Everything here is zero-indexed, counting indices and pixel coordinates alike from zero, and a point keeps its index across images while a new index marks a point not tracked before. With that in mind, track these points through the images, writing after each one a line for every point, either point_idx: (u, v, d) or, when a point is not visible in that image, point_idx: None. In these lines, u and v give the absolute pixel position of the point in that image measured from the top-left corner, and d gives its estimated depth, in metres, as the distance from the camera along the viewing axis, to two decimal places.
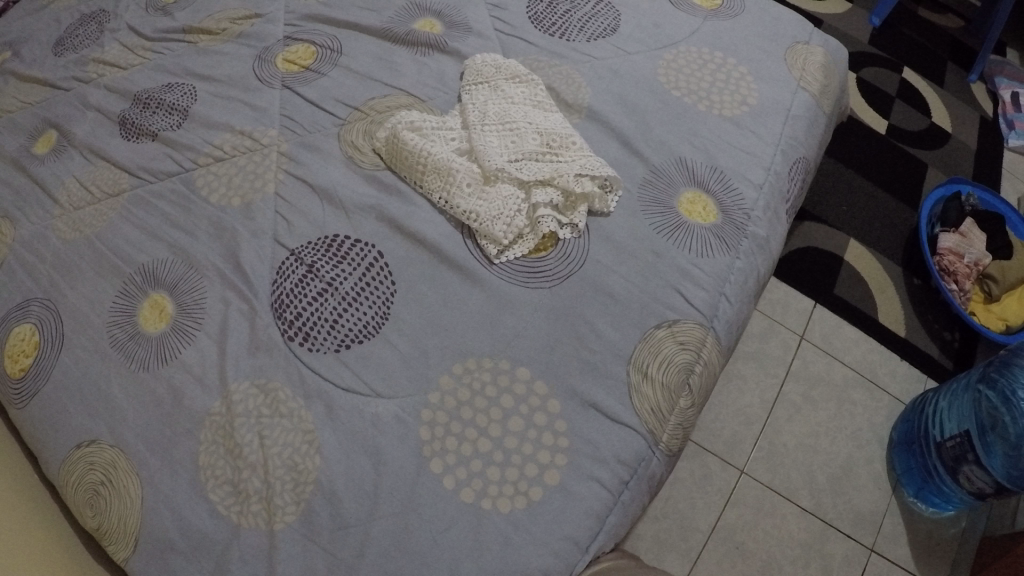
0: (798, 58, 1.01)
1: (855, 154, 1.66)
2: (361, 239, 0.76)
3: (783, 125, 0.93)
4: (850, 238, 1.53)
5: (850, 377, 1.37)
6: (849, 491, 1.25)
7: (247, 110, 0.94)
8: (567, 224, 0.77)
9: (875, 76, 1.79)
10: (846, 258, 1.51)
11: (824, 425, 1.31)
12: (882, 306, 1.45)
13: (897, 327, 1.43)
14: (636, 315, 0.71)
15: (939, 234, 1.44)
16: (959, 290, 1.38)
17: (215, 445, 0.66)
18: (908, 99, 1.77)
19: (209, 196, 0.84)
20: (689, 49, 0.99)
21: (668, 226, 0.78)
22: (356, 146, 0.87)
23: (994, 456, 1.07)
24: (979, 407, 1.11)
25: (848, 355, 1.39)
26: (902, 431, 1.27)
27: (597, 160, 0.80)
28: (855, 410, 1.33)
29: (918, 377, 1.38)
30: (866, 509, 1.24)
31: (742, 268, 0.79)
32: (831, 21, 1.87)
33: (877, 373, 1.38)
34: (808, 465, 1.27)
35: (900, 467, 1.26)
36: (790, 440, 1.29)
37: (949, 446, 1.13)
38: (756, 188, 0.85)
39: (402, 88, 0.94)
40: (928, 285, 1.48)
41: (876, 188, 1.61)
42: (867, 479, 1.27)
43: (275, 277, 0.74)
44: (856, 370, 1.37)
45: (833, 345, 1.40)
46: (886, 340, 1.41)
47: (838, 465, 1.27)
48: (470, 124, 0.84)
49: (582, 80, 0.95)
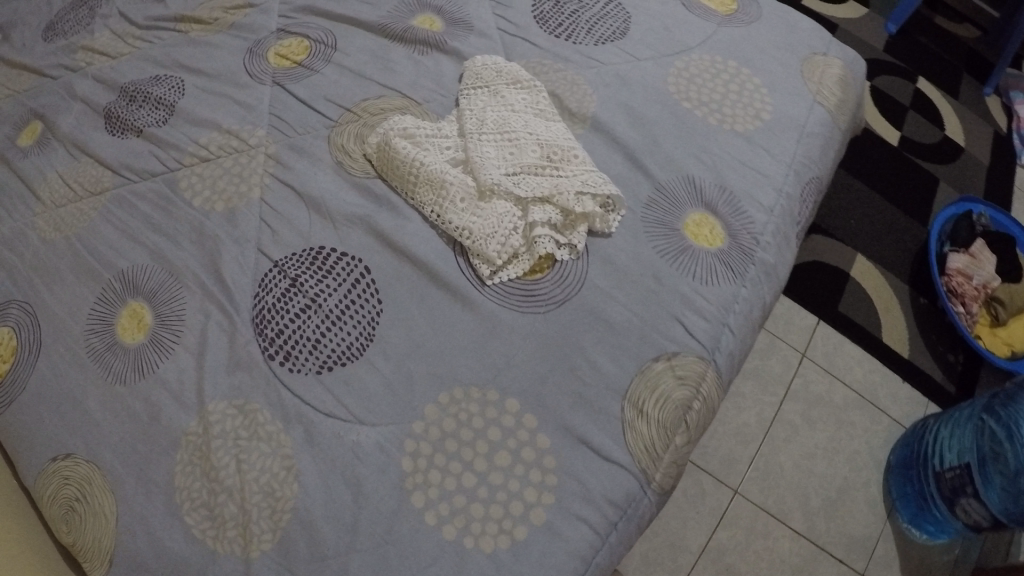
0: (815, 71, 0.96)
1: (867, 166, 1.61)
2: (349, 253, 0.73)
3: (797, 143, 0.89)
4: (857, 254, 1.49)
5: (850, 398, 1.34)
6: (843, 514, 1.23)
7: (237, 107, 0.90)
8: (566, 245, 0.73)
9: (891, 84, 1.73)
10: (852, 274, 1.47)
11: (821, 446, 1.29)
12: (887, 326, 1.42)
13: (901, 348, 1.40)
14: (633, 345, 0.67)
15: (948, 253, 1.41)
16: (965, 312, 1.35)
17: (191, 466, 0.64)
18: (925, 110, 1.71)
19: (192, 199, 0.81)
20: (701, 57, 0.94)
21: (671, 249, 0.75)
22: (347, 150, 0.83)
23: (992, 491, 1.04)
24: (982, 438, 1.07)
25: (850, 375, 1.36)
26: (901, 455, 1.24)
27: (600, 176, 0.77)
28: (853, 431, 1.31)
29: (920, 400, 1.35)
30: (860, 533, 1.22)
31: (747, 297, 0.75)
32: (847, 25, 1.80)
33: (878, 394, 1.35)
34: (803, 487, 1.25)
35: (896, 491, 1.23)
36: (786, 460, 1.26)
37: (948, 476, 1.11)
38: (765, 211, 0.81)
39: (398, 89, 0.90)
40: (935, 305, 1.45)
41: (887, 202, 1.56)
42: (861, 503, 1.25)
43: (258, 290, 0.71)
44: (857, 390, 1.35)
45: (834, 364, 1.37)
46: (890, 361, 1.38)
47: (833, 487, 1.25)
48: (467, 133, 0.80)
49: (587, 88, 0.91)
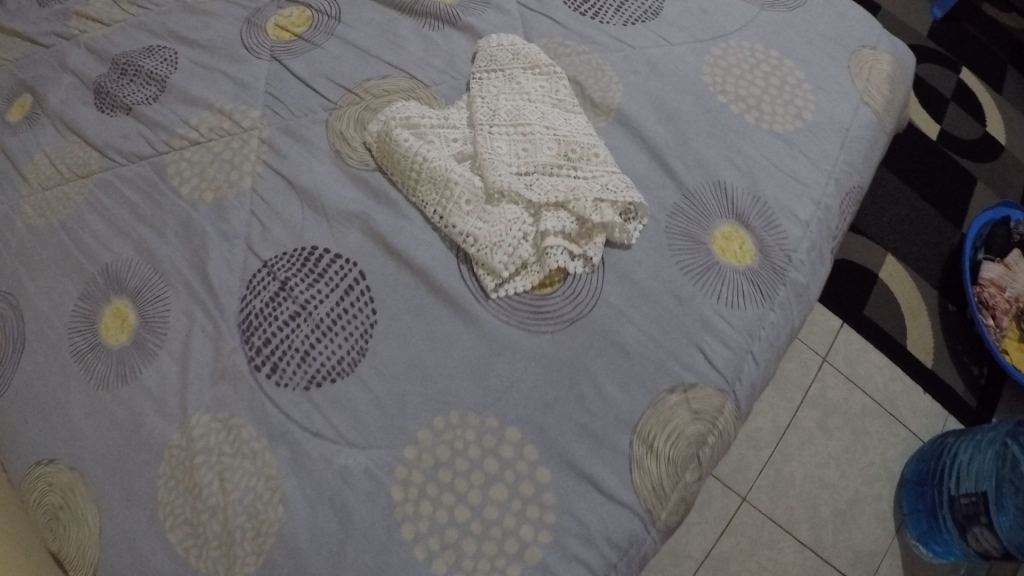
0: (864, 65, 0.85)
1: (909, 162, 1.48)
2: (342, 255, 0.67)
3: (841, 148, 0.79)
4: (888, 254, 1.39)
5: (872, 411, 1.27)
6: (852, 529, 1.19)
7: (231, 85, 0.83)
8: (579, 256, 0.66)
9: (934, 73, 1.58)
10: (883, 279, 1.37)
11: (836, 460, 1.23)
12: (913, 334, 1.33)
13: (925, 358, 1.32)
14: (647, 375, 0.62)
15: (982, 261, 1.31)
16: (995, 326, 1.26)
17: (174, 480, 0.61)
18: (973, 105, 1.56)
19: (180, 187, 0.75)
20: (741, 43, 0.84)
21: (697, 266, 0.67)
22: (345, 137, 0.76)
23: (1010, 522, 0.99)
24: (1002, 468, 1.01)
25: (873, 388, 1.28)
26: (914, 470, 1.19)
27: (621, 179, 0.69)
28: (869, 443, 1.25)
29: (942, 415, 1.28)
30: (866, 547, 1.18)
31: (775, 322, 0.68)
32: (889, 7, 1.64)
33: (902, 409, 1.28)
34: (812, 498, 1.20)
35: (906, 506, 1.19)
36: (798, 471, 1.22)
37: (963, 501, 1.07)
38: (803, 224, 0.73)
39: (403, 69, 0.82)
40: (964, 314, 1.36)
41: (930, 203, 1.45)
42: (872, 520, 1.20)
43: (245, 293, 0.66)
44: (879, 403, 1.28)
45: (857, 374, 1.30)
46: (917, 376, 1.30)
47: (844, 500, 1.21)
48: (476, 123, 0.73)
49: (612, 75, 0.82)
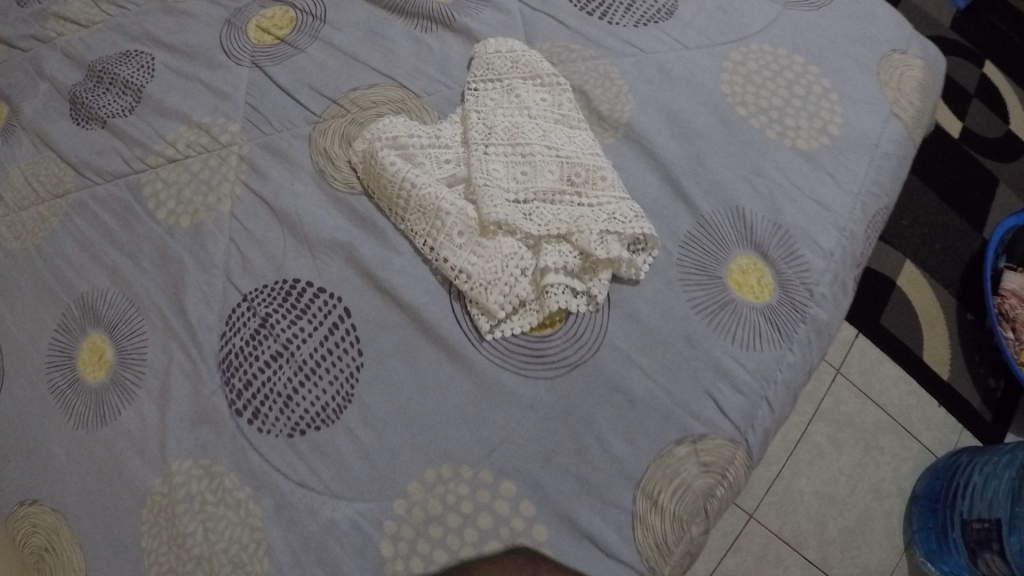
0: (895, 71, 0.78)
1: (932, 162, 1.39)
2: (326, 290, 0.63)
3: (869, 167, 0.72)
4: (907, 259, 1.31)
5: (885, 426, 1.22)
6: (862, 548, 1.15)
7: (210, 96, 0.77)
8: (583, 294, 0.61)
9: (957, 67, 1.48)
10: (903, 290, 1.30)
11: (846, 476, 1.18)
12: (931, 347, 1.26)
13: (941, 369, 1.25)
14: (653, 425, 0.58)
15: (1005, 270, 1.24)
16: (1015, 339, 1.20)
17: (157, 528, 0.58)
18: (1001, 102, 1.46)
19: (157, 210, 0.71)
20: (762, 47, 0.77)
21: (709, 304, 0.62)
22: (330, 156, 0.71)
23: (1020, 549, 0.91)
24: (1014, 493, 0.93)
25: (889, 403, 1.23)
26: (928, 487, 1.13)
27: (630, 208, 0.63)
28: (881, 458, 1.20)
29: (956, 429, 1.22)
30: (873, 565, 1.14)
31: (792, 364, 0.63)
32: None
33: (919, 425, 1.22)
34: (822, 514, 1.16)
35: (917, 523, 1.14)
36: (807, 487, 1.18)
37: (975, 526, 1.00)
38: (826, 254, 0.67)
39: (394, 77, 0.75)
40: (982, 324, 1.28)
41: (952, 206, 1.36)
42: (884, 540, 1.16)
43: (225, 330, 0.63)
44: (894, 418, 1.22)
45: (872, 387, 1.24)
46: (938, 391, 1.24)
47: (853, 517, 1.16)
48: (471, 142, 0.67)
49: (621, 85, 0.75)
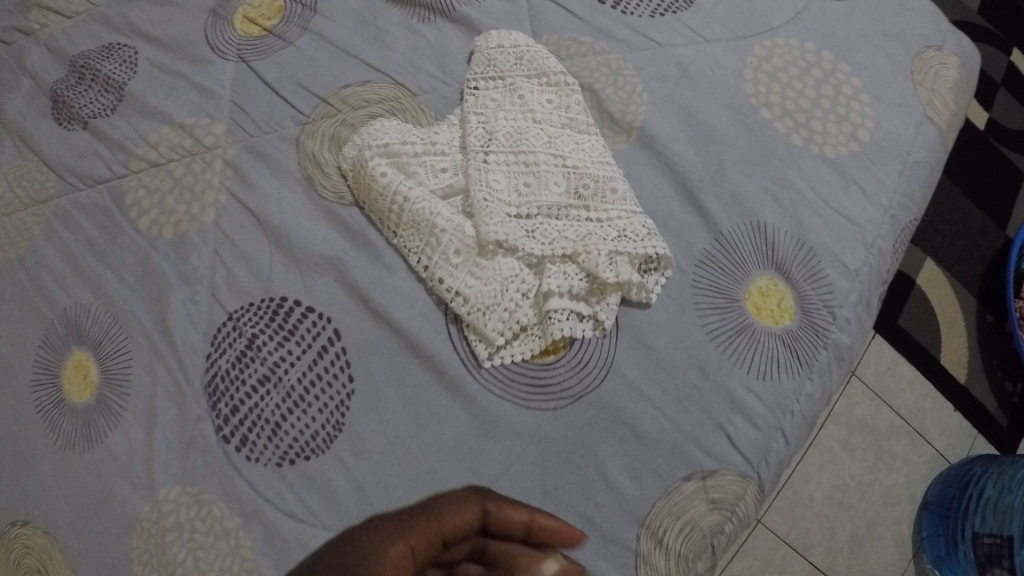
0: (932, 71, 0.71)
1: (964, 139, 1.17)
2: (315, 309, 0.59)
3: (900, 177, 0.67)
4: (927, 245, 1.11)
5: (899, 430, 1.04)
6: (871, 555, 0.99)
7: (193, 93, 0.72)
8: (589, 318, 0.57)
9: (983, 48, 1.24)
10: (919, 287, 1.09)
11: (857, 481, 1.01)
12: (948, 351, 1.07)
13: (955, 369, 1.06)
14: (661, 461, 0.55)
15: None
16: None
17: (146, 555, 0.57)
18: None
19: (137, 218, 0.67)
20: (789, 41, 0.70)
21: (725, 330, 0.58)
22: (319, 162, 0.65)
23: None
24: None
25: (905, 406, 1.04)
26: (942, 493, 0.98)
27: (642, 224, 0.59)
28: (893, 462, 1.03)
29: (967, 433, 1.04)
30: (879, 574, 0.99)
31: (811, 394, 0.59)
32: None
33: (933, 430, 1.04)
34: (830, 520, 1.00)
35: (925, 529, 0.99)
36: (816, 492, 1.01)
37: (986, 541, 0.89)
38: (851, 275, 0.62)
39: (386, 72, 0.69)
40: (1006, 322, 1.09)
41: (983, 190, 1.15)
42: (893, 549, 1.00)
43: (210, 351, 0.60)
44: (907, 422, 1.04)
45: (884, 388, 1.05)
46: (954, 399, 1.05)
47: (863, 523, 1.00)
48: (469, 148, 0.62)
49: (635, 83, 0.69)
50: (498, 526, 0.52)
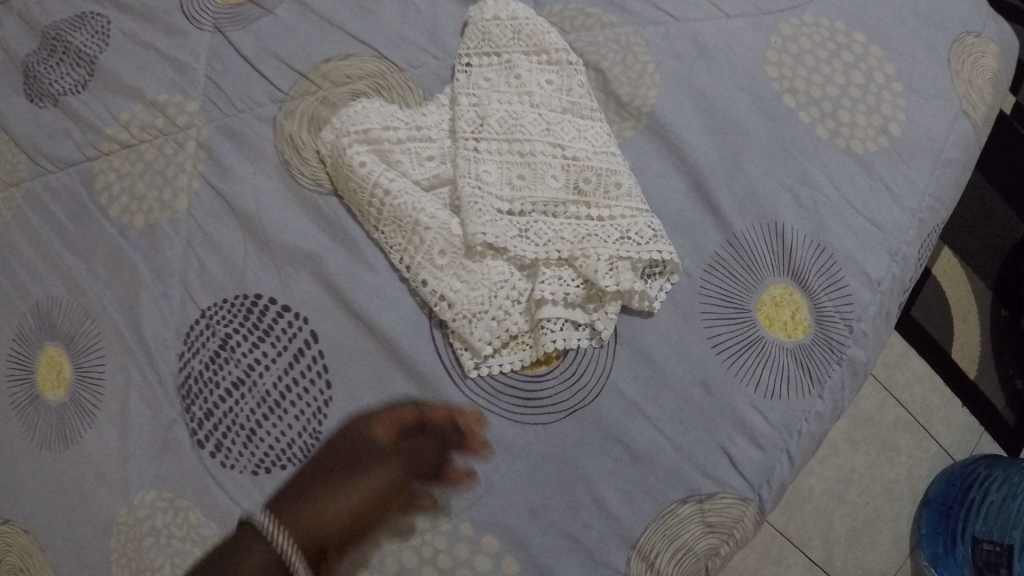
0: (973, 58, 0.64)
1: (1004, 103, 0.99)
2: (291, 309, 0.56)
3: (930, 177, 0.60)
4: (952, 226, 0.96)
5: (905, 425, 0.90)
6: (867, 550, 0.87)
7: (165, 68, 0.67)
8: (585, 327, 0.53)
9: None
10: (937, 273, 0.95)
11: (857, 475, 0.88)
12: (958, 343, 0.93)
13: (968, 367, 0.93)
14: (656, 482, 0.51)
15: None
16: None
17: (124, 558, 0.55)
18: None
19: (108, 206, 0.63)
20: (818, 19, 0.63)
21: (733, 342, 0.53)
22: (297, 145, 0.60)
23: None
24: None
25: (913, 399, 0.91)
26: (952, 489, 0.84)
27: (648, 224, 0.53)
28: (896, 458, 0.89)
29: (975, 431, 0.91)
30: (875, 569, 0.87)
31: (820, 413, 0.55)
32: None
33: (939, 425, 0.91)
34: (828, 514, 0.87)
35: (923, 526, 0.86)
36: (816, 484, 0.87)
37: (985, 548, 0.76)
38: (873, 285, 0.57)
39: (371, 43, 0.62)
40: None
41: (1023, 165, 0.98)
42: (888, 545, 0.87)
43: (183, 350, 0.57)
44: (914, 417, 0.91)
45: (890, 376, 0.91)
46: (961, 394, 0.92)
47: (862, 517, 0.87)
48: (458, 135, 0.56)
49: (646, 62, 0.61)
50: (429, 426, 0.52)
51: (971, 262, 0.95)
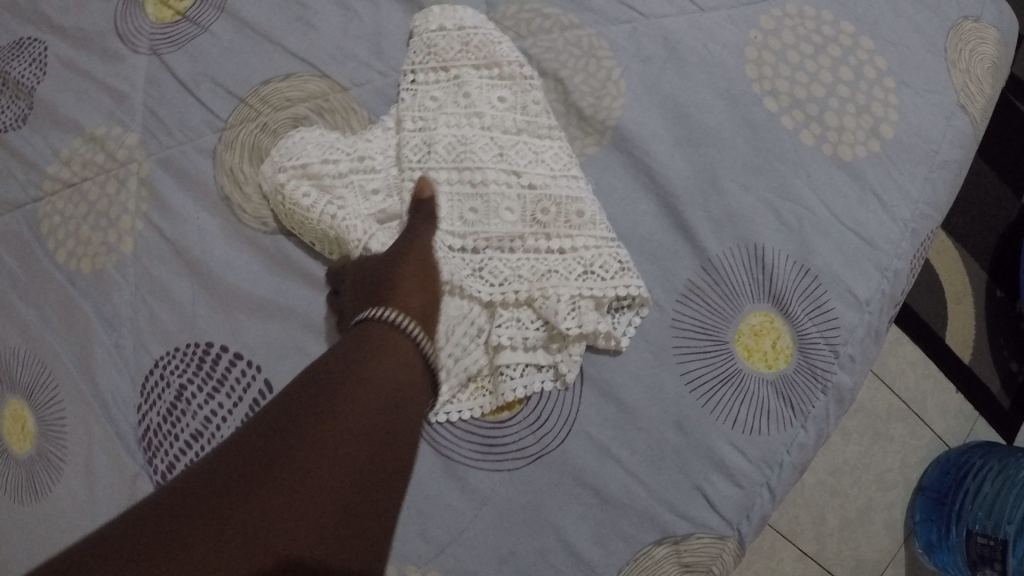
0: (969, 48, 0.58)
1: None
2: (243, 356, 0.54)
3: (924, 182, 0.55)
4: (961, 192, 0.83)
5: (900, 416, 0.80)
6: (862, 545, 0.79)
7: (105, 98, 0.63)
8: (547, 369, 0.50)
9: None
10: (940, 245, 0.83)
11: (851, 468, 0.79)
12: (951, 325, 0.82)
13: (956, 347, 0.82)
14: (628, 525, 0.50)
15: None
16: None
17: None
18: None
19: (55, 250, 0.60)
20: (803, 9, 0.56)
21: (709, 377, 0.50)
22: (238, 178, 0.56)
23: None
24: None
25: (908, 388, 0.81)
26: (941, 473, 0.78)
27: (614, 256, 0.50)
28: (890, 449, 0.80)
29: (967, 417, 0.81)
30: (869, 560, 0.79)
31: (804, 444, 0.52)
32: None
33: (933, 412, 0.81)
34: (820, 511, 0.78)
35: (917, 513, 0.78)
36: (809, 480, 0.78)
37: (978, 541, 0.71)
38: (860, 306, 0.53)
39: (312, 63, 0.57)
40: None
41: None
42: (883, 537, 0.79)
43: (141, 402, 0.55)
44: (907, 405, 0.80)
45: (885, 367, 0.81)
46: (954, 378, 0.81)
47: (856, 509, 0.79)
48: (404, 164, 0.52)
49: (610, 68, 0.55)
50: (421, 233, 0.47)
51: (967, 234, 0.83)
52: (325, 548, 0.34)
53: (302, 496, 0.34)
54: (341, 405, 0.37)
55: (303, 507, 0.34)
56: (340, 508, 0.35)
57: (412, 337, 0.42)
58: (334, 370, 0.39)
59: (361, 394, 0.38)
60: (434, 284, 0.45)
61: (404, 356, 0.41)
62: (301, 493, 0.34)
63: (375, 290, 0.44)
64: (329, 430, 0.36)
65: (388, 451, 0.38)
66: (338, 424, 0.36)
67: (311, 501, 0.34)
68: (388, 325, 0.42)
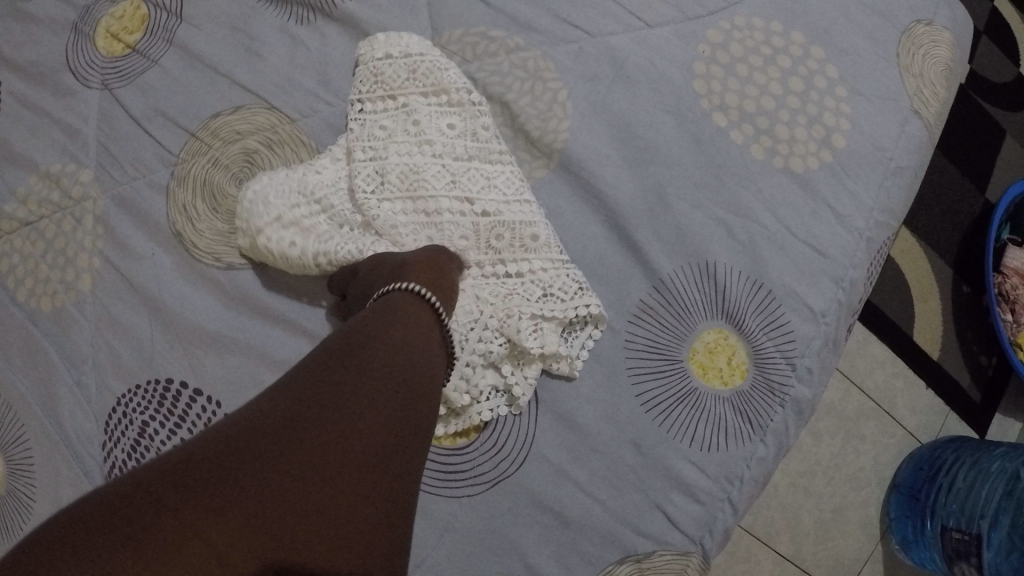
0: (921, 52, 0.58)
1: (988, 59, 0.87)
2: (203, 392, 0.54)
3: (879, 191, 0.55)
4: (925, 188, 0.83)
5: (872, 416, 0.81)
6: (839, 544, 0.79)
7: (58, 134, 0.62)
8: (504, 395, 0.51)
9: None
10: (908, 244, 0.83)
11: (825, 468, 0.79)
12: (920, 323, 0.82)
13: (926, 344, 0.82)
14: (589, 544, 0.50)
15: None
16: (1011, 322, 0.79)
17: None
18: None
19: (14, 288, 0.60)
20: (752, 20, 0.56)
21: (665, 396, 0.51)
22: (191, 216, 0.56)
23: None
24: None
25: (879, 387, 0.81)
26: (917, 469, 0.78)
27: (568, 278, 0.50)
28: (862, 448, 0.80)
29: (938, 413, 0.81)
30: (846, 558, 0.79)
31: (764, 458, 0.52)
32: None
33: (905, 410, 0.81)
34: (796, 512, 0.79)
35: (892, 510, 0.79)
36: (781, 481, 0.79)
37: (953, 536, 0.71)
38: (816, 318, 0.53)
39: (260, 95, 0.57)
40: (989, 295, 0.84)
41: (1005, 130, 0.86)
42: (859, 535, 0.80)
43: (104, 440, 0.55)
44: (879, 405, 0.81)
45: (856, 368, 0.81)
46: (925, 375, 0.81)
47: (831, 509, 0.79)
48: (357, 196, 0.52)
49: (556, 90, 0.54)
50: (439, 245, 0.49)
51: (931, 231, 0.83)
52: (346, 504, 0.34)
53: (335, 442, 0.35)
54: (362, 371, 0.38)
55: (326, 469, 0.34)
56: (357, 474, 0.35)
57: (431, 308, 0.43)
58: (355, 335, 0.40)
59: (383, 353, 0.39)
60: (448, 272, 0.46)
61: (421, 328, 0.42)
62: (322, 455, 0.35)
63: (386, 277, 0.45)
64: (350, 393, 0.37)
65: (407, 417, 0.38)
66: (361, 387, 0.37)
67: (332, 463, 0.35)
68: (407, 294, 0.43)
